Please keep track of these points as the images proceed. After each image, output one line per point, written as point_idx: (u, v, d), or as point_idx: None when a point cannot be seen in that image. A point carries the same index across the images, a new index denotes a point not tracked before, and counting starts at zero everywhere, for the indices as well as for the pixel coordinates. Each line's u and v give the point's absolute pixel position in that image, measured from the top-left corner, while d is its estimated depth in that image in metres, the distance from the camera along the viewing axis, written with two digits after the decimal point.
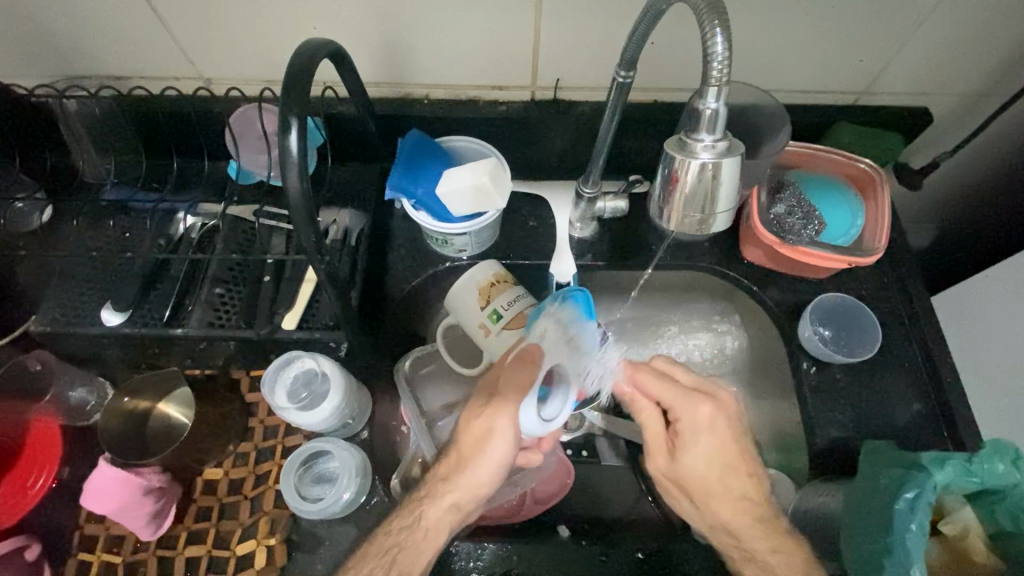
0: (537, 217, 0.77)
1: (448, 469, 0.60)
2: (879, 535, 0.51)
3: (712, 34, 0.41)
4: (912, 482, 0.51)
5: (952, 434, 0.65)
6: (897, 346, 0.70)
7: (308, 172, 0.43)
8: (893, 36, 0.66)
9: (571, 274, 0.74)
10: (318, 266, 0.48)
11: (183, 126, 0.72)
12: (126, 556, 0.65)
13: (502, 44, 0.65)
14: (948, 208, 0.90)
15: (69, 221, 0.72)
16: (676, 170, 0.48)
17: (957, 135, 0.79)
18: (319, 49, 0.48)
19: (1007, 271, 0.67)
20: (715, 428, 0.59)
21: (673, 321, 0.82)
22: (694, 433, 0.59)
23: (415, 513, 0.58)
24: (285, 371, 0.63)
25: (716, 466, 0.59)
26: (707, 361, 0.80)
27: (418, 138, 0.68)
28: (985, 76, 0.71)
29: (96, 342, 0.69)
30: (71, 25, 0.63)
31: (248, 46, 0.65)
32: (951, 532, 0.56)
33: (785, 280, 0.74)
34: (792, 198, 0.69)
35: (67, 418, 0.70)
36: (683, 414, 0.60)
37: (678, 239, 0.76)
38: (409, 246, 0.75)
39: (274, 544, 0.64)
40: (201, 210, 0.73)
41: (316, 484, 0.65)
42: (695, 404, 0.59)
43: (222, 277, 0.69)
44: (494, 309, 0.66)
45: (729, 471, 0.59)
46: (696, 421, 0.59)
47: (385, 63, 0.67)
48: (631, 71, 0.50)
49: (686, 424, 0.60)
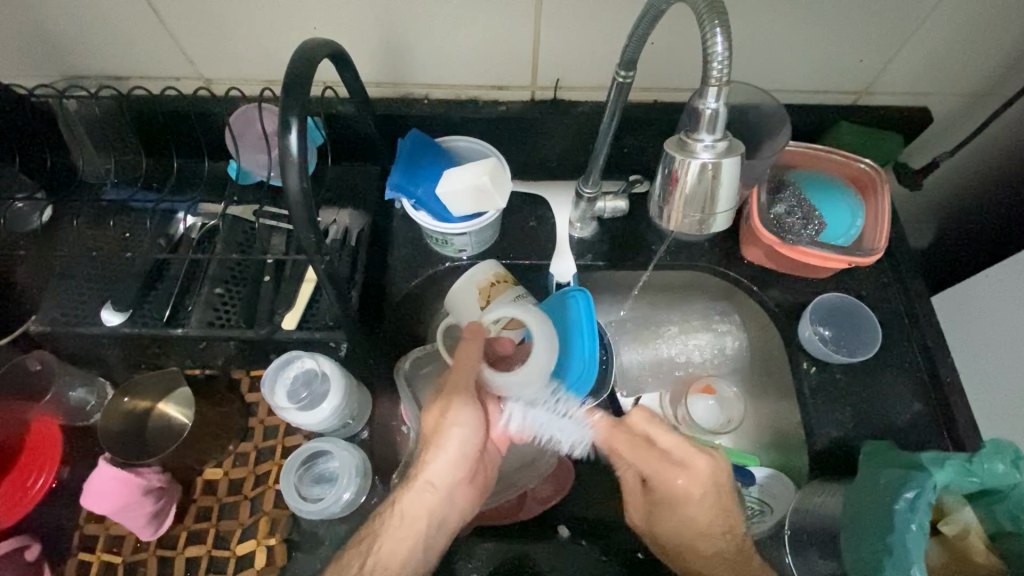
0: (537, 217, 0.77)
1: (417, 458, 0.61)
2: (879, 535, 0.51)
3: (712, 34, 0.41)
4: (912, 482, 0.51)
5: (952, 434, 0.65)
6: (897, 346, 0.70)
7: (308, 172, 0.43)
8: (893, 36, 0.66)
9: (571, 274, 0.74)
10: (318, 266, 0.48)
11: (183, 126, 0.72)
12: (127, 556, 0.65)
13: (503, 44, 0.65)
14: (948, 208, 0.90)
15: (69, 220, 0.72)
16: (676, 170, 0.48)
17: (957, 135, 0.79)
18: (319, 49, 0.48)
19: (1006, 271, 0.67)
20: (708, 488, 0.57)
21: (672, 321, 0.80)
22: (688, 492, 0.58)
23: (387, 503, 0.59)
24: (285, 371, 0.63)
25: (695, 516, 0.59)
26: (707, 361, 0.79)
27: (418, 138, 0.68)
28: (985, 77, 0.71)
29: (96, 342, 0.69)
30: (71, 25, 0.63)
31: (248, 46, 0.65)
32: (950, 532, 0.56)
33: (784, 280, 0.74)
34: (792, 198, 0.70)
35: (67, 417, 0.71)
36: (674, 477, 0.58)
37: (678, 239, 0.76)
38: (409, 246, 0.75)
39: (274, 544, 0.65)
40: (201, 210, 0.73)
41: (316, 484, 0.65)
42: (690, 462, 0.57)
43: (222, 277, 0.69)
44: (494, 309, 0.66)
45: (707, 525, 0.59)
46: (679, 492, 0.59)
47: (385, 64, 0.67)
48: (631, 71, 0.50)
49: (680, 483, 0.58)
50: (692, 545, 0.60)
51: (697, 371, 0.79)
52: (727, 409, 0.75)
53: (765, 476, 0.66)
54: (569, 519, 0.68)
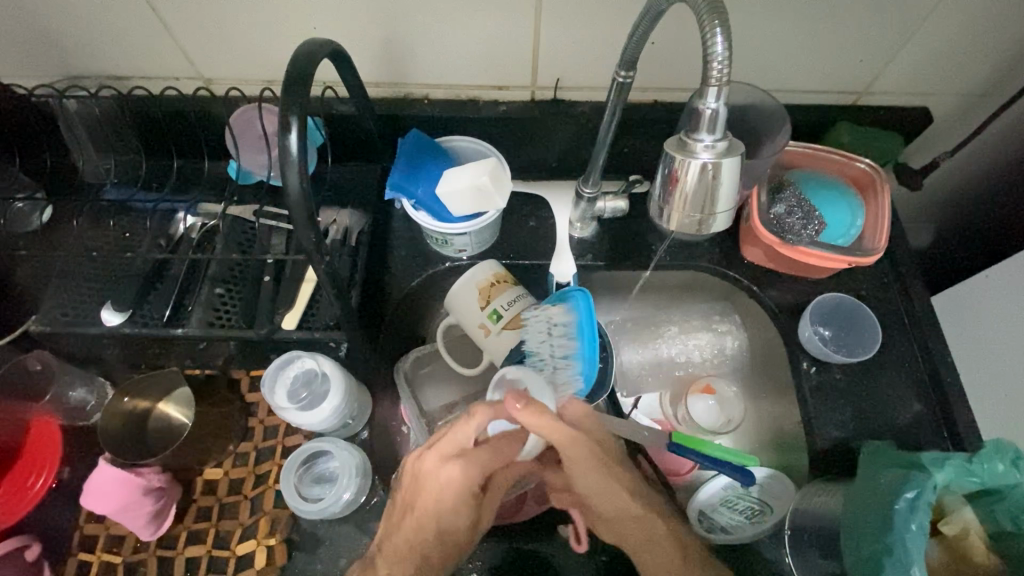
0: (538, 217, 0.77)
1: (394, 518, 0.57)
2: (879, 535, 0.51)
3: (712, 34, 0.41)
4: (913, 482, 0.51)
5: (952, 434, 0.65)
6: (897, 346, 0.70)
7: (308, 172, 0.43)
8: (893, 36, 0.66)
9: (571, 273, 0.74)
10: (318, 266, 0.48)
11: (184, 126, 0.72)
12: (127, 556, 0.65)
13: (503, 44, 0.65)
14: (948, 208, 0.90)
15: (69, 220, 0.72)
16: (676, 170, 0.48)
17: (957, 135, 0.79)
18: (319, 50, 0.48)
19: (1007, 271, 0.67)
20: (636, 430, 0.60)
21: (672, 321, 0.80)
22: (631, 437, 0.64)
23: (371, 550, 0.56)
24: (286, 370, 0.63)
25: (593, 486, 0.57)
26: (707, 361, 0.79)
27: (417, 138, 0.68)
28: (985, 77, 0.71)
29: (96, 342, 0.69)
30: (71, 25, 0.63)
31: (248, 46, 0.65)
32: (951, 532, 0.56)
33: (785, 280, 0.74)
34: (792, 197, 0.69)
35: (68, 417, 0.71)
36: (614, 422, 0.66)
37: (678, 239, 0.76)
38: (409, 246, 0.75)
39: (274, 545, 0.64)
40: (201, 210, 0.73)
41: (316, 484, 0.65)
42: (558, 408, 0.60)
43: (222, 277, 0.69)
44: (494, 309, 0.66)
45: (601, 495, 0.57)
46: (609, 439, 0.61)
47: (385, 64, 0.67)
48: (631, 71, 0.50)
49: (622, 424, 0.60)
50: (637, 534, 0.56)
51: (697, 371, 0.79)
52: (727, 409, 0.74)
53: (765, 476, 0.64)
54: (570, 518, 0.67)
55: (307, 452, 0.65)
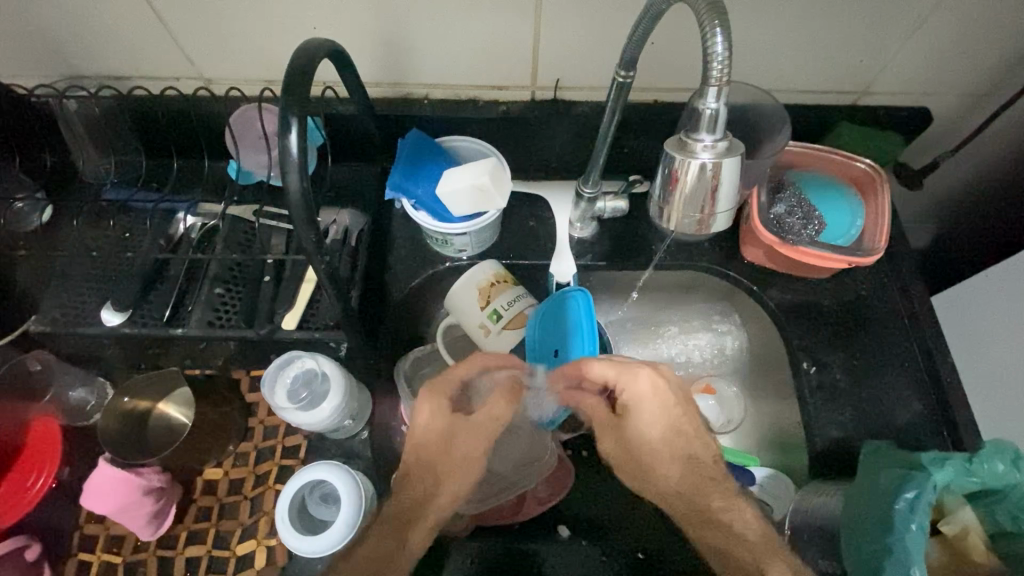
0: (537, 217, 0.77)
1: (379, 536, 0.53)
2: (879, 535, 0.52)
3: (712, 34, 0.41)
4: (913, 482, 0.52)
5: (952, 433, 0.65)
6: (897, 345, 0.70)
7: (308, 173, 0.43)
8: (892, 37, 0.66)
9: (571, 273, 0.74)
10: (319, 266, 0.48)
11: (183, 127, 0.72)
12: (127, 555, 0.66)
13: (503, 43, 0.65)
14: (948, 207, 0.90)
15: (70, 220, 0.72)
16: (676, 170, 0.48)
17: (957, 135, 0.79)
18: (319, 50, 0.48)
19: (1006, 272, 0.67)
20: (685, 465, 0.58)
21: (672, 321, 0.83)
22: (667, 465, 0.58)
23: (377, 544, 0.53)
24: (285, 371, 0.63)
25: (684, 485, 0.57)
26: (706, 361, 0.81)
27: (417, 138, 0.68)
28: (987, 77, 0.71)
29: (96, 343, 0.68)
30: (72, 27, 0.63)
31: (249, 46, 0.65)
32: (951, 532, 0.55)
33: (784, 280, 0.74)
34: (792, 198, 0.69)
35: (67, 418, 0.71)
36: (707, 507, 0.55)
37: (679, 239, 0.75)
38: (409, 245, 0.75)
39: (275, 545, 0.65)
40: (201, 210, 0.73)
41: (322, 503, 0.63)
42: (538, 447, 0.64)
43: (222, 277, 0.69)
44: (494, 309, 0.66)
45: (696, 487, 0.56)
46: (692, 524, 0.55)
47: (387, 64, 0.67)
48: (631, 71, 0.50)
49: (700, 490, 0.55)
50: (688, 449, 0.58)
51: (697, 370, 0.81)
52: (727, 409, 0.77)
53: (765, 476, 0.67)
54: (569, 519, 0.68)
55: (339, 465, 0.61)
